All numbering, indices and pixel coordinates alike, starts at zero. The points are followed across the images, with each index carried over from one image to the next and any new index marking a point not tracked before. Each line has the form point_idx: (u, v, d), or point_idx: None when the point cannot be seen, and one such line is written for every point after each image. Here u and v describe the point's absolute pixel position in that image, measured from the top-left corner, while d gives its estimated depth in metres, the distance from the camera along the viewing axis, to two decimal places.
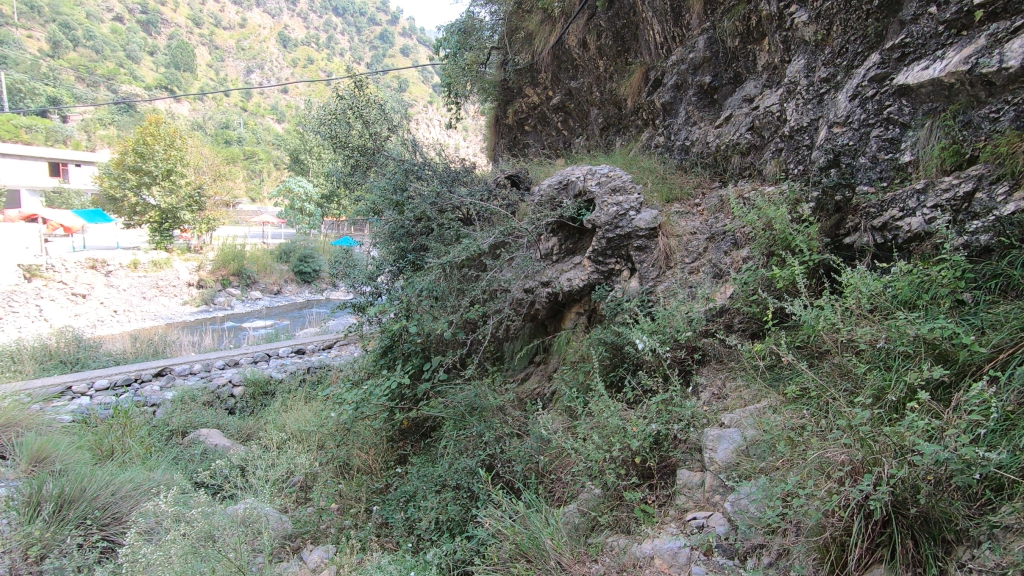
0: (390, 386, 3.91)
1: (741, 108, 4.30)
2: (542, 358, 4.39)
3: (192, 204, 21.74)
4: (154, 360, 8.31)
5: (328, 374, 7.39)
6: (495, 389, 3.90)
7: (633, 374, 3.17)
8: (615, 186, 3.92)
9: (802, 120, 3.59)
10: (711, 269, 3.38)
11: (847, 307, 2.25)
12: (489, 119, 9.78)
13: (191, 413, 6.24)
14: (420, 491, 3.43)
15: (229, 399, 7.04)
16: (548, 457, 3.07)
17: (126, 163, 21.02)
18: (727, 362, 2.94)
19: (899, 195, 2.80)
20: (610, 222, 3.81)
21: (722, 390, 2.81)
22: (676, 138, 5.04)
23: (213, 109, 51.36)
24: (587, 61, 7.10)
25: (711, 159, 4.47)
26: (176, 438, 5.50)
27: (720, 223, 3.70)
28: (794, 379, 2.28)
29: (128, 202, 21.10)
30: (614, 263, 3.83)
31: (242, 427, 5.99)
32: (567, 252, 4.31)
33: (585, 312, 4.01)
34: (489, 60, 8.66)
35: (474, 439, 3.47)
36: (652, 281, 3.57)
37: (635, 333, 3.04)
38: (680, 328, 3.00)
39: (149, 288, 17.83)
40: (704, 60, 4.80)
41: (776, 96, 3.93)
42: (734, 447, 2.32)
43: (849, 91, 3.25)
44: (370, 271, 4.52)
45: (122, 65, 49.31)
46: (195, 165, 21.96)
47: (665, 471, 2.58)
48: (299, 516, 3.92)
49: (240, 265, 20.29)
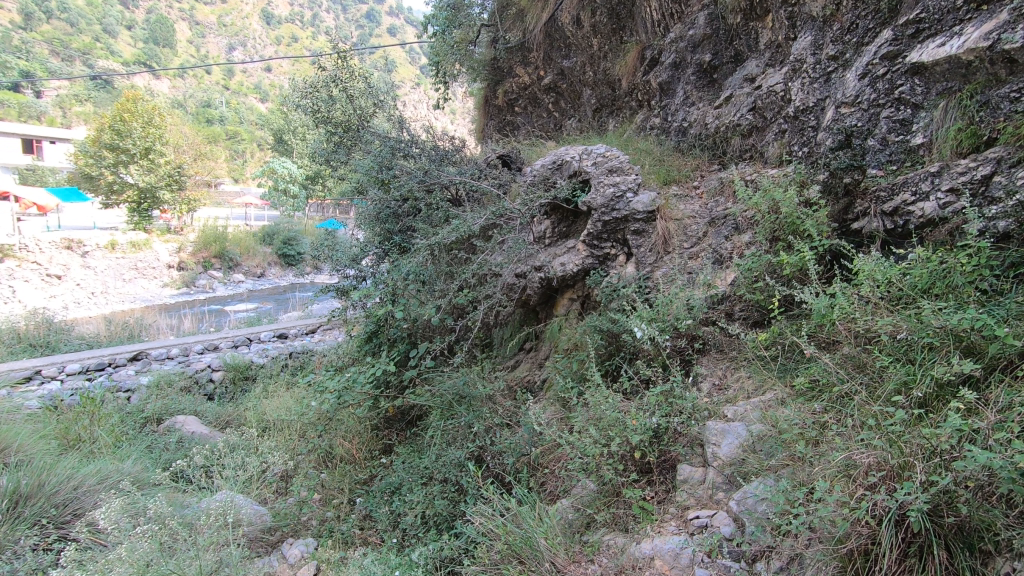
0: (375, 374, 3.74)
1: (742, 87, 4.13)
2: (533, 345, 4.25)
3: (172, 184, 21.17)
4: (129, 344, 8.04)
5: (311, 359, 7.19)
6: (484, 377, 3.78)
7: (630, 363, 3.03)
8: (612, 167, 3.75)
9: (808, 100, 3.43)
10: (711, 255, 3.25)
11: (862, 295, 2.13)
12: (478, 100, 9.53)
13: (167, 399, 6.02)
14: (405, 483, 3.29)
15: (208, 384, 6.84)
16: (540, 450, 2.93)
17: (102, 140, 20.35)
18: (728, 352, 2.82)
19: (912, 177, 2.66)
20: (606, 204, 3.64)
21: (723, 380, 2.68)
22: (673, 120, 4.86)
23: (193, 87, 49.97)
24: (581, 39, 6.89)
25: (710, 141, 4.32)
26: (151, 426, 5.30)
27: (720, 206, 3.55)
28: (804, 372, 2.16)
29: (105, 181, 20.48)
30: (610, 247, 3.68)
31: (220, 414, 5.79)
32: (560, 235, 4.14)
33: (578, 298, 3.87)
34: (479, 38, 8.40)
35: (462, 429, 3.35)
36: (649, 266, 3.43)
37: (633, 320, 2.90)
38: (681, 317, 2.86)
39: (128, 270, 17.42)
40: (705, 38, 4.62)
41: (780, 75, 3.77)
42: (739, 443, 2.19)
43: (858, 69, 3.10)
44: (353, 253, 4.32)
45: (98, 39, 47.78)
46: (174, 144, 21.34)
47: (666, 466, 2.42)
48: (278, 509, 3.75)
49: (222, 247, 19.86)
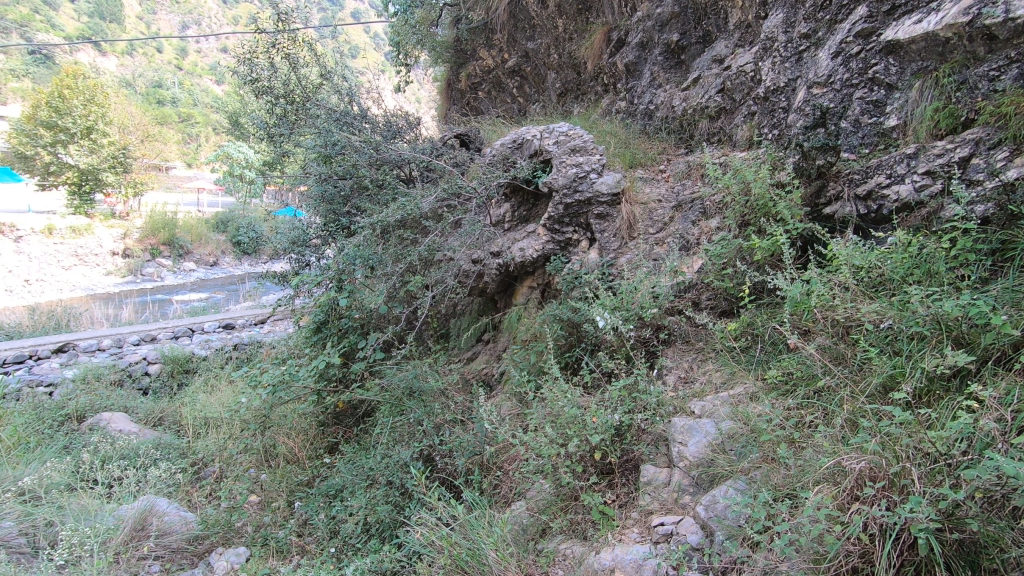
0: (317, 367, 3.44)
1: (710, 69, 3.96)
2: (491, 336, 4.04)
3: (116, 165, 19.95)
4: (55, 335, 7.41)
5: (258, 350, 6.76)
6: (437, 369, 3.56)
7: (592, 355, 2.83)
8: (575, 146, 3.51)
9: (778, 80, 3.27)
10: (678, 241, 3.06)
11: (840, 282, 1.97)
12: (439, 84, 9.20)
13: (94, 395, 5.53)
14: (348, 485, 3.02)
15: (143, 378, 6.35)
16: (495, 449, 2.71)
17: (39, 117, 19.02)
18: (694, 343, 2.65)
19: (887, 159, 2.52)
20: (568, 185, 3.41)
21: (691, 373, 2.51)
22: (639, 102, 4.67)
23: (143, 65, 47.40)
24: (546, 20, 6.67)
25: (677, 124, 4.15)
26: (72, 424, 4.85)
27: (688, 190, 3.37)
28: (779, 363, 2.00)
29: (41, 161, 19.15)
30: (572, 232, 3.46)
31: (153, 410, 5.34)
32: (520, 220, 3.91)
33: (538, 286, 3.64)
34: (442, 19, 8.06)
35: (412, 426, 3.12)
36: (613, 252, 3.23)
37: (596, 309, 2.68)
38: (645, 305, 2.66)
39: (67, 256, 16.38)
40: (673, 16, 4.42)
41: (750, 55, 3.60)
42: (707, 442, 2.00)
43: (831, 48, 2.95)
44: (295, 236, 3.99)
45: (37, 10, 44.93)
46: (119, 124, 20.15)
47: (628, 466, 2.22)
48: (208, 514, 3.35)
49: (171, 233, 18.85)
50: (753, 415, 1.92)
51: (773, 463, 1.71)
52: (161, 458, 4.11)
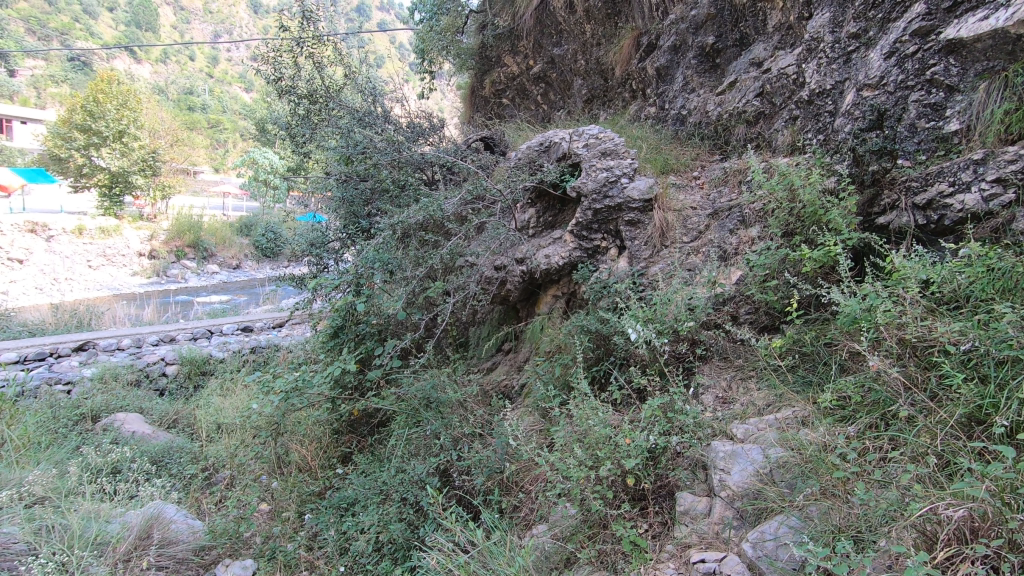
0: (332, 374, 3.31)
1: (748, 72, 3.78)
2: (511, 346, 3.91)
3: (146, 168, 20.36)
4: (76, 333, 7.45)
5: (275, 354, 6.69)
6: (455, 380, 3.46)
7: (621, 369, 2.65)
8: (606, 149, 3.36)
9: (824, 82, 3.07)
10: (714, 251, 2.88)
11: (906, 298, 1.77)
12: (463, 91, 9.15)
13: (111, 395, 5.49)
14: (361, 499, 2.89)
15: (159, 379, 6.32)
16: (515, 466, 2.55)
17: (73, 121, 19.52)
18: (732, 360, 2.47)
19: (950, 166, 2.31)
20: (598, 190, 3.25)
21: (731, 392, 2.32)
22: (670, 107, 4.50)
23: (176, 72, 48.58)
24: (573, 26, 6.57)
25: (711, 130, 3.97)
26: (86, 424, 4.80)
27: (725, 197, 3.19)
28: (834, 385, 1.82)
29: (74, 163, 19.62)
30: (601, 239, 3.30)
31: (167, 411, 5.28)
32: (546, 225, 3.75)
33: (563, 295, 3.49)
34: (467, 27, 8.02)
35: (427, 438, 3.02)
36: (644, 261, 3.06)
37: (627, 321, 2.51)
38: (680, 317, 2.48)
39: (96, 256, 16.70)
40: (708, 18, 4.24)
41: (792, 57, 3.41)
42: (753, 471, 1.81)
43: (883, 48, 2.74)
44: (314, 238, 3.89)
45: (77, 19, 46.50)
46: (150, 128, 20.59)
47: (662, 493, 2.04)
48: (216, 524, 3.24)
49: (196, 236, 19.11)
50: (807, 443, 1.73)
51: (836, 500, 1.53)
52: (171, 463, 4.03)
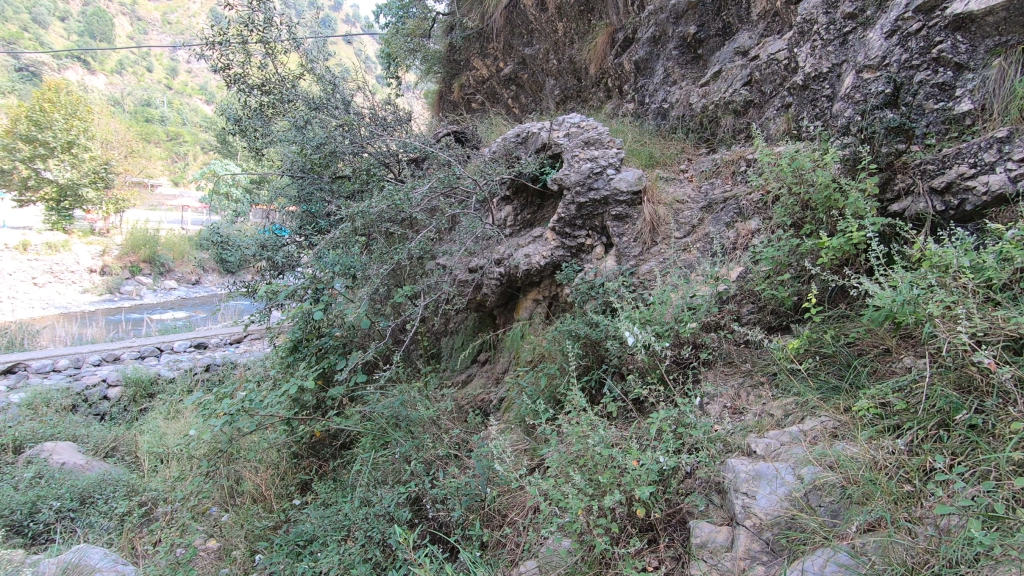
0: (286, 392, 2.92)
1: (733, 62, 3.59)
2: (487, 356, 3.60)
3: (97, 180, 19.32)
4: (7, 354, 6.82)
5: (232, 371, 6.18)
6: (427, 396, 3.12)
7: (615, 378, 2.36)
8: (589, 139, 3.10)
9: (820, 65, 2.85)
10: (711, 246, 2.63)
11: (955, 288, 1.52)
12: (432, 96, 8.86)
13: (42, 423, 4.94)
14: (319, 535, 2.50)
15: (100, 403, 5.77)
16: (498, 492, 2.22)
17: (18, 131, 18.48)
18: (739, 364, 2.20)
19: (969, 145, 2.09)
20: (582, 182, 2.98)
21: (740, 401, 2.05)
22: (651, 102, 4.28)
23: (132, 83, 46.90)
24: (545, 24, 6.35)
25: (696, 122, 3.76)
26: (8, 456, 4.25)
27: (718, 189, 2.95)
28: (876, 389, 1.56)
29: (18, 175, 18.52)
30: (585, 236, 3.02)
31: (106, 438, 4.75)
32: (524, 224, 3.47)
33: (545, 299, 3.19)
34: (435, 29, 7.77)
35: (397, 463, 2.67)
36: (633, 258, 2.80)
37: (622, 322, 2.21)
38: (681, 318, 2.21)
39: (42, 273, 15.69)
40: (689, 7, 4.02)
41: (783, 42, 3.22)
42: (784, 493, 1.52)
43: (884, 27, 2.51)
44: (266, 241, 3.51)
45: (25, 28, 44.64)
46: (103, 138, 19.64)
47: (672, 523, 1.73)
48: (150, 569, 2.80)
49: (153, 251, 18.17)
50: (847, 458, 1.48)
51: (899, 531, 1.28)
52: (104, 498, 3.55)
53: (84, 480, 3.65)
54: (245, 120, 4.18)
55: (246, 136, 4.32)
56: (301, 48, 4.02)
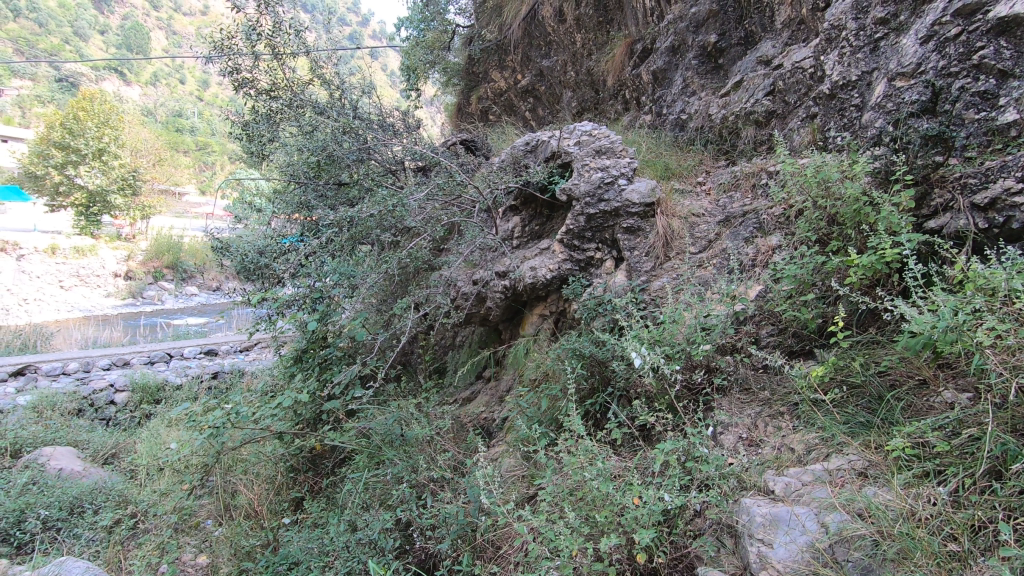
0: (278, 405, 2.80)
1: (755, 72, 3.43)
2: (491, 373, 3.45)
3: (125, 188, 19.70)
4: (20, 355, 6.90)
5: (239, 379, 6.12)
6: (426, 413, 2.98)
7: (621, 402, 2.19)
8: (600, 147, 2.96)
9: (848, 73, 2.68)
10: (727, 263, 2.47)
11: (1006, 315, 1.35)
12: (450, 107, 8.84)
13: (45, 426, 4.91)
14: (302, 560, 2.36)
15: (106, 408, 5.75)
16: (491, 523, 2.06)
17: (52, 138, 19.06)
18: (756, 392, 2.03)
19: (1016, 158, 1.86)
20: (592, 192, 2.84)
21: (757, 433, 1.87)
22: (668, 113, 4.14)
23: (165, 94, 48.29)
24: (563, 36, 6.26)
25: (715, 134, 3.60)
26: (7, 459, 4.21)
27: (737, 203, 2.78)
28: (912, 427, 1.38)
29: (50, 181, 19.04)
30: (595, 250, 2.87)
31: (106, 444, 4.70)
32: (532, 235, 3.33)
33: (551, 314, 3.04)
34: (454, 41, 7.77)
35: (388, 484, 2.52)
36: (645, 274, 2.64)
37: (629, 342, 2.05)
38: (694, 340, 2.04)
39: (68, 277, 16.02)
40: (710, 15, 3.87)
41: (808, 50, 3.05)
42: (806, 544, 1.33)
43: (919, 32, 2.32)
44: (266, 247, 3.43)
45: (67, 41, 46.41)
46: (133, 147, 20.12)
47: (679, 569, 1.55)
48: None
49: (176, 257, 18.45)
50: (879, 505, 1.30)
51: None
52: (95, 508, 3.47)
53: (77, 488, 3.58)
54: (253, 126, 4.14)
55: (255, 142, 4.27)
56: (311, 54, 3.97)
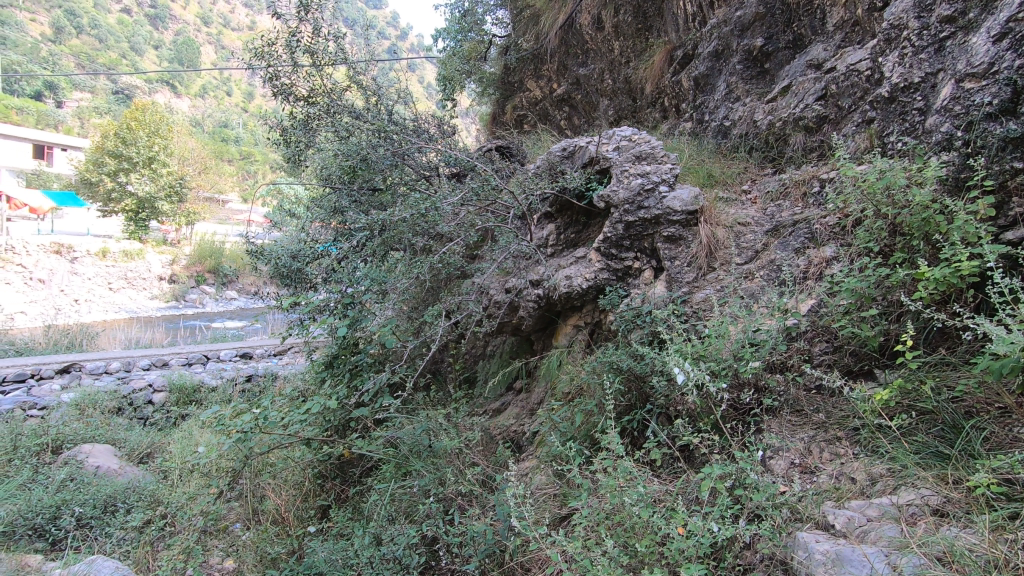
0: (306, 411, 2.76)
1: (804, 76, 3.27)
2: (522, 385, 3.36)
3: (172, 194, 20.48)
4: (67, 354, 7.14)
5: (272, 383, 6.17)
6: (455, 425, 2.91)
7: (661, 421, 2.06)
8: (641, 153, 2.86)
9: (910, 75, 2.51)
10: (776, 275, 2.32)
11: None
12: (486, 116, 8.84)
13: (85, 424, 5.03)
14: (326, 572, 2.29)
15: (144, 407, 5.88)
16: (520, 543, 1.96)
17: (106, 147, 19.95)
18: (810, 415, 1.88)
19: None
20: (631, 199, 2.73)
21: (811, 458, 1.73)
22: (710, 119, 3.99)
23: (213, 106, 50.19)
24: (601, 43, 6.16)
25: (761, 140, 3.44)
26: (48, 455, 4.32)
27: (786, 212, 2.63)
28: (1001, 462, 1.24)
29: (103, 187, 19.92)
30: (633, 259, 2.76)
31: (142, 443, 4.78)
32: (567, 243, 3.23)
33: (586, 325, 2.93)
34: (490, 51, 7.77)
35: (415, 497, 2.45)
36: (686, 285, 2.51)
37: (672, 356, 1.92)
38: (742, 356, 1.90)
39: (117, 279, 16.69)
40: (756, 18, 3.73)
41: (864, 52, 2.88)
42: None
43: (991, 29, 2.14)
44: (299, 251, 3.43)
45: (124, 55, 48.85)
46: (180, 156, 20.88)
47: None
48: None
49: (217, 262, 19.00)
50: (964, 550, 1.17)
51: None
52: (128, 507, 3.50)
53: (111, 487, 3.62)
54: (291, 132, 4.17)
55: (291, 147, 4.31)
56: (349, 60, 3.99)
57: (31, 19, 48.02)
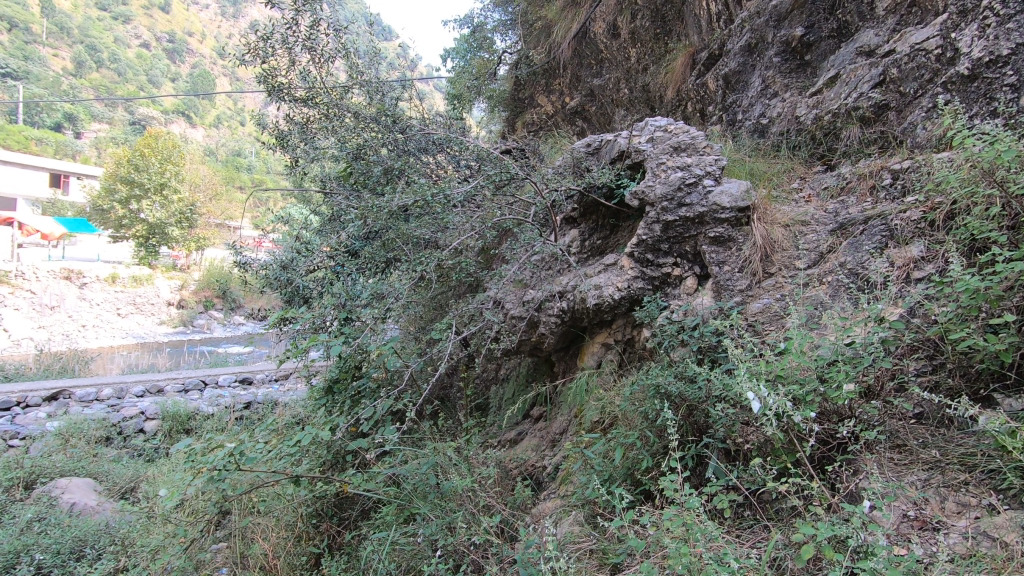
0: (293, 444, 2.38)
1: (855, 63, 2.93)
2: (543, 412, 2.96)
3: (182, 220, 20.36)
4: (56, 380, 6.84)
5: (271, 410, 5.76)
6: (467, 458, 2.51)
7: (723, 458, 1.66)
8: (680, 143, 2.56)
9: (995, 48, 2.16)
10: (852, 280, 1.93)
11: None
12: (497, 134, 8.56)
13: (67, 455, 4.65)
14: None
15: (133, 437, 5.51)
16: None
17: (119, 173, 19.98)
18: (921, 452, 1.48)
19: None
20: (670, 195, 2.40)
21: (932, 510, 1.33)
22: (744, 118, 3.65)
23: (228, 135, 50.95)
24: (616, 51, 5.88)
25: (807, 136, 3.09)
26: (19, 491, 3.93)
27: (853, 208, 2.26)
28: None
29: (115, 214, 19.90)
30: (672, 265, 2.40)
31: (126, 477, 4.38)
32: (593, 251, 2.92)
33: (617, 343, 2.55)
34: (503, 64, 7.51)
35: (420, 546, 2.04)
36: (739, 293, 2.15)
37: (740, 377, 1.53)
38: (830, 376, 1.51)
39: (124, 304, 16.48)
40: (795, 7, 3.42)
41: (929, 30, 2.55)
42: None
43: None
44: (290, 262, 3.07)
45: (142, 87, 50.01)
46: (192, 182, 20.77)
47: None
48: None
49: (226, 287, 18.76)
50: None
51: None
52: (96, 554, 3.10)
53: (78, 531, 3.22)
54: (287, 136, 3.84)
55: (289, 155, 3.98)
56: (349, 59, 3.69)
57: (53, 54, 49.33)
